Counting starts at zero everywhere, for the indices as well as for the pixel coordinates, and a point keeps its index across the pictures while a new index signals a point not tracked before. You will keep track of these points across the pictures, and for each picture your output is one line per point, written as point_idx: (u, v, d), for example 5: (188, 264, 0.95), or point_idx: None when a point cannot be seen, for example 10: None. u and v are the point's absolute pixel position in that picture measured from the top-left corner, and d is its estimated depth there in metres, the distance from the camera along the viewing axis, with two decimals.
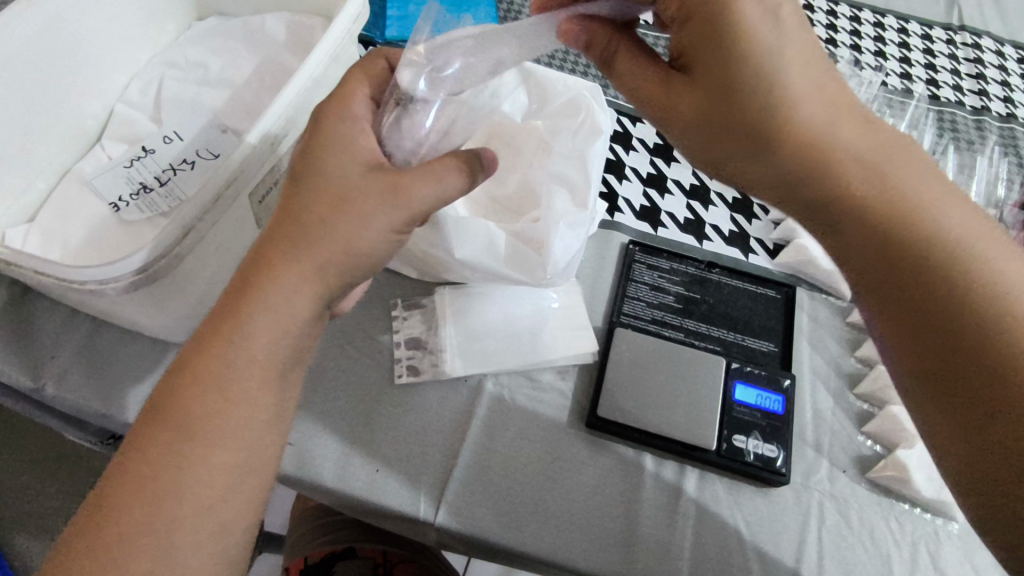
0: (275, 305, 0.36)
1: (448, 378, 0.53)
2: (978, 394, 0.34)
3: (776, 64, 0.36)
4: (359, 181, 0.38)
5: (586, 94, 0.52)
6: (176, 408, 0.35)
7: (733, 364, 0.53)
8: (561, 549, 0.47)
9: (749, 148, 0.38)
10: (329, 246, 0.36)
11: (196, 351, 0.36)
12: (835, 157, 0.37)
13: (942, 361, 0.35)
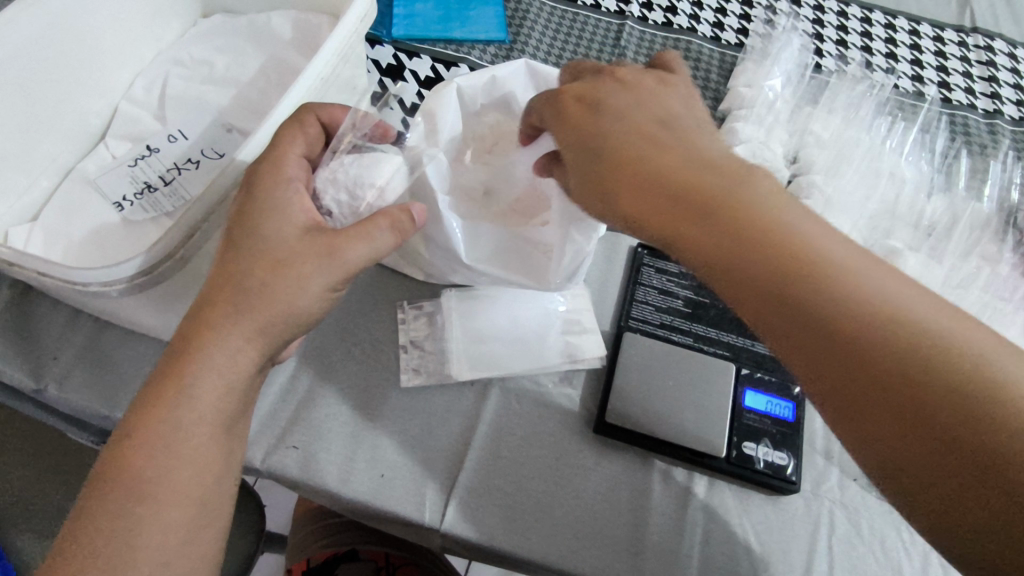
0: (216, 365, 0.38)
1: (454, 381, 0.52)
2: (914, 412, 0.28)
3: (615, 121, 0.42)
4: (296, 245, 0.40)
5: None
6: (125, 473, 0.36)
7: (743, 370, 0.53)
8: (568, 557, 0.46)
9: (668, 201, 0.36)
10: (266, 308, 0.39)
11: (140, 415, 0.37)
12: (693, 181, 0.36)
13: (867, 395, 0.29)
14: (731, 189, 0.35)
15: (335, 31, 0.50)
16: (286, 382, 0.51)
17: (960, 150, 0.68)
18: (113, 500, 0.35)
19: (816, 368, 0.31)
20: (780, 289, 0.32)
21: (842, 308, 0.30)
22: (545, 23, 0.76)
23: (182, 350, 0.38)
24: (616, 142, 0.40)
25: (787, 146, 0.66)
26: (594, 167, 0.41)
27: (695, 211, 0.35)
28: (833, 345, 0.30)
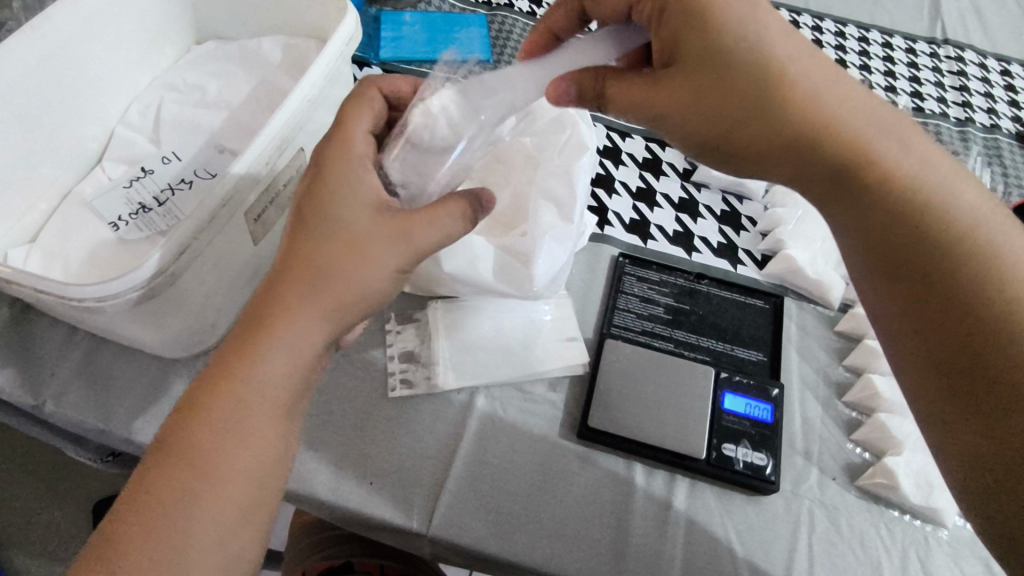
0: (289, 342, 0.39)
1: (440, 391, 0.54)
2: (950, 328, 0.36)
3: (789, 59, 0.39)
4: (369, 228, 0.40)
5: (571, 110, 0.53)
6: (190, 447, 0.37)
7: (722, 374, 0.54)
8: (553, 559, 0.47)
9: (743, 105, 0.39)
10: (340, 287, 0.40)
11: (210, 389, 0.38)
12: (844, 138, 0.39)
13: (922, 294, 0.37)
14: (812, 93, 0.39)
15: (321, 58, 0.53)
16: None
17: None
18: (175, 471, 0.37)
19: (889, 275, 0.39)
20: (895, 219, 0.38)
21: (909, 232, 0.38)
22: None
23: (255, 330, 0.39)
24: (789, 67, 0.39)
25: None
26: (692, 97, 0.40)
27: (777, 111, 0.39)
28: (914, 265, 0.38)
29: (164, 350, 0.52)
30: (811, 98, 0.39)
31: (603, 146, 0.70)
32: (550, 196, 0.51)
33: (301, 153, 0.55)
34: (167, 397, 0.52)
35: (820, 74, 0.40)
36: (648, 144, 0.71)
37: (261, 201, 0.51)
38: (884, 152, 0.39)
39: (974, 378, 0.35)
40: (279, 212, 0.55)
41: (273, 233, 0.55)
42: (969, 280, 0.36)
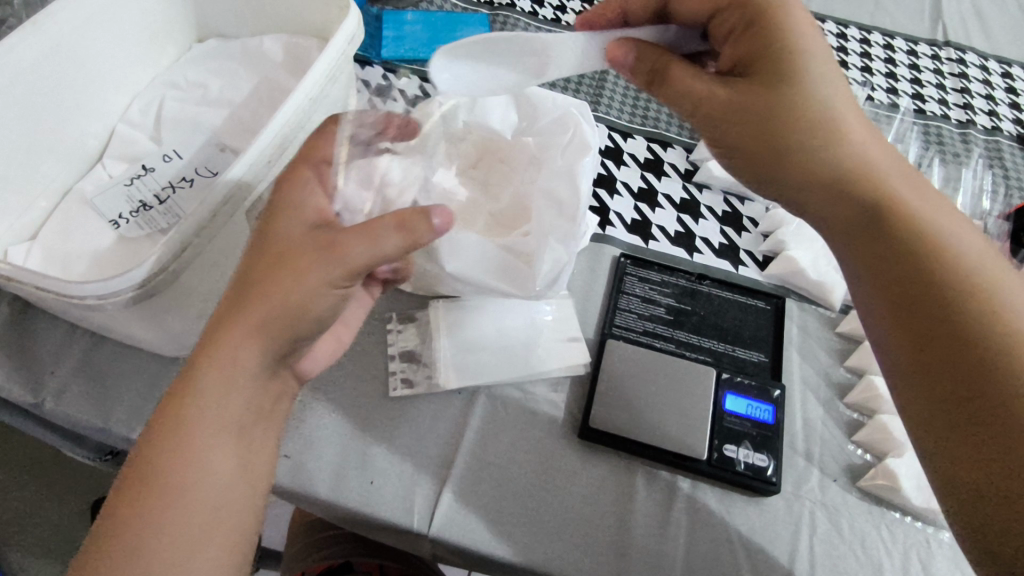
0: (223, 362, 0.38)
1: (441, 390, 0.53)
2: (952, 356, 0.37)
3: (839, 98, 0.45)
4: (302, 242, 0.40)
5: (572, 112, 0.53)
6: (136, 475, 0.36)
7: (724, 375, 0.54)
8: (553, 560, 0.47)
9: (787, 128, 0.44)
10: (269, 305, 0.38)
11: (158, 415, 0.38)
12: (863, 165, 0.44)
13: (925, 321, 0.38)
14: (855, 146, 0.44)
15: (322, 56, 0.53)
16: None
17: (934, 158, 0.70)
18: (123, 497, 0.36)
19: (890, 303, 0.40)
20: (913, 270, 0.40)
21: (916, 266, 0.40)
22: None
23: (198, 354, 0.39)
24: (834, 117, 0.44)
25: None
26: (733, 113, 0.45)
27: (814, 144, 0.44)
28: (913, 289, 0.39)
29: (164, 348, 0.52)
30: (853, 145, 0.44)
31: (605, 146, 0.70)
32: (550, 196, 0.51)
33: (302, 151, 0.55)
34: (166, 395, 0.52)
35: (854, 115, 0.45)
36: (650, 144, 0.71)
37: (263, 200, 0.51)
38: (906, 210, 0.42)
39: (978, 410, 0.35)
40: None
41: None
42: (980, 311, 0.37)
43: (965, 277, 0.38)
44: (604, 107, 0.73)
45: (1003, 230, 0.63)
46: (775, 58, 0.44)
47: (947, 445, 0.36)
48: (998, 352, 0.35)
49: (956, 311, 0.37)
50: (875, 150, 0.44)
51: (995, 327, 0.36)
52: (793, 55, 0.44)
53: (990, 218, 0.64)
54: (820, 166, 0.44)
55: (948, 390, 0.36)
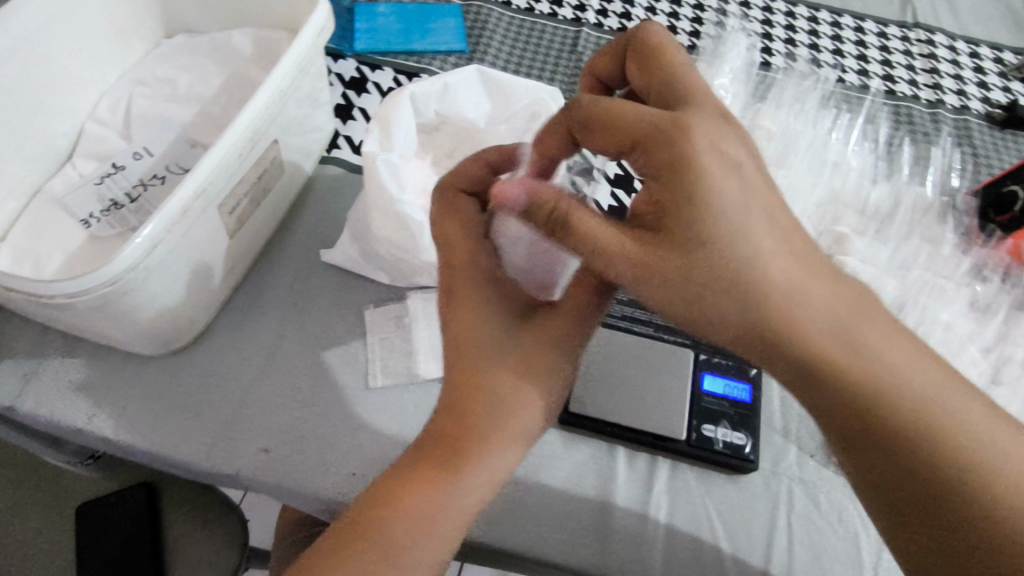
0: (496, 464, 0.45)
1: (421, 380, 0.54)
2: (924, 490, 0.35)
3: (731, 208, 0.35)
4: (540, 346, 0.46)
5: (545, 97, 0.52)
6: (375, 532, 0.43)
7: (701, 356, 0.54)
8: (536, 544, 0.48)
9: (729, 299, 0.34)
10: (499, 431, 0.45)
11: (400, 480, 0.44)
12: (763, 285, 0.34)
13: (905, 481, 0.35)
14: (784, 287, 0.34)
15: (291, 48, 0.52)
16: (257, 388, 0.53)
17: (903, 138, 0.71)
18: (364, 557, 0.42)
19: (851, 433, 0.35)
20: (861, 423, 0.35)
21: (875, 413, 0.35)
22: (503, 31, 0.79)
23: (450, 435, 0.44)
24: (752, 279, 0.34)
25: None
26: (688, 290, 0.35)
27: (754, 304, 0.34)
28: (878, 436, 0.35)
29: (142, 347, 0.51)
30: (768, 284, 0.34)
31: None
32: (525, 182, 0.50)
33: (275, 145, 0.55)
34: (145, 394, 0.52)
35: (746, 220, 0.35)
36: None
37: (235, 196, 0.51)
38: (875, 356, 0.34)
39: (942, 516, 0.35)
40: (254, 206, 0.55)
41: (248, 226, 0.55)
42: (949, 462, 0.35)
43: (919, 399, 0.35)
44: (579, 95, 0.73)
45: (971, 207, 0.64)
46: (686, 169, 0.35)
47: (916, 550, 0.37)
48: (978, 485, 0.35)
49: (924, 476, 0.35)
50: (800, 279, 0.34)
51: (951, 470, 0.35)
52: (691, 169, 0.35)
53: (959, 195, 0.65)
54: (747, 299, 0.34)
55: (932, 506, 0.35)
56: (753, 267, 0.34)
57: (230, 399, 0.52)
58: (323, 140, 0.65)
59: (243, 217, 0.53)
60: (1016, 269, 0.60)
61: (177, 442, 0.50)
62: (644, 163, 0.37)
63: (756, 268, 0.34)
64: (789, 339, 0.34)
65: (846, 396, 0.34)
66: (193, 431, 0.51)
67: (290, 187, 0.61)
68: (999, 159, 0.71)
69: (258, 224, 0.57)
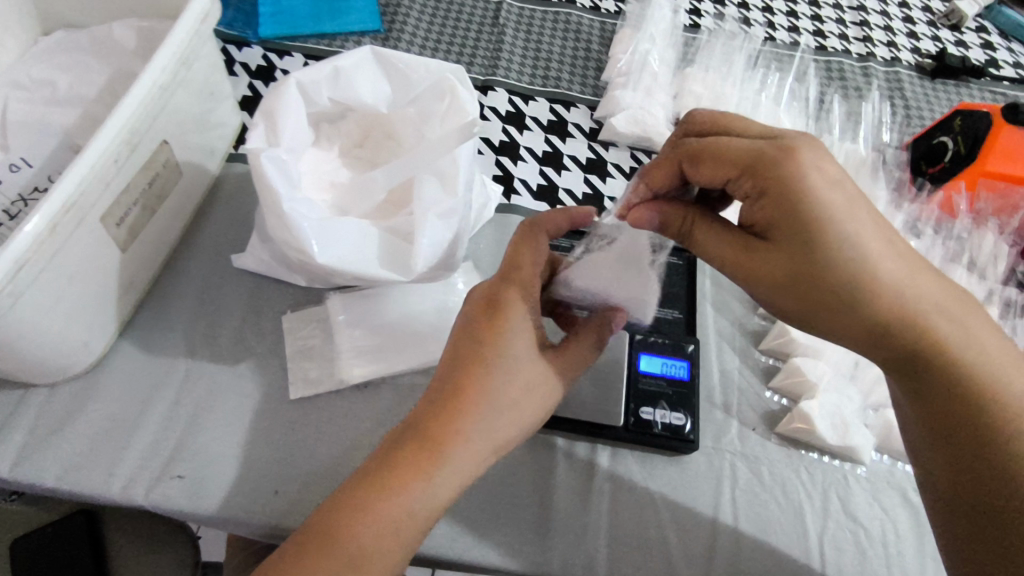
0: (459, 469, 0.38)
1: (345, 386, 0.51)
2: (988, 469, 0.37)
3: (855, 222, 0.38)
4: (538, 368, 0.41)
5: (450, 77, 0.47)
6: (341, 534, 0.35)
7: (637, 337, 0.53)
8: (474, 548, 0.45)
9: (813, 299, 0.40)
10: (492, 435, 0.39)
11: (379, 471, 0.37)
12: (891, 288, 0.38)
13: (961, 443, 0.38)
14: (876, 276, 0.38)
15: (168, 37, 0.48)
16: (167, 410, 0.49)
17: (835, 95, 0.69)
18: (324, 558, 0.35)
19: (936, 405, 0.39)
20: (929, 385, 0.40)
21: (957, 387, 0.39)
22: (420, 8, 0.74)
23: (431, 428, 0.38)
24: (864, 275, 0.38)
25: (668, 110, 0.66)
26: (787, 282, 0.40)
27: (852, 300, 0.39)
28: (948, 405, 0.39)
29: (31, 377, 0.47)
30: (886, 278, 0.38)
31: (505, 111, 0.67)
32: (431, 167, 0.46)
33: (165, 145, 0.50)
34: (39, 427, 0.47)
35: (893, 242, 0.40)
36: (553, 105, 0.68)
37: (121, 204, 0.46)
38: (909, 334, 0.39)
39: (978, 473, 0.38)
40: (149, 214, 0.51)
41: (143, 236, 0.51)
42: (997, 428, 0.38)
43: (950, 365, 0.39)
44: (502, 71, 0.70)
45: (903, 161, 0.63)
46: (789, 196, 0.38)
47: (959, 517, 0.39)
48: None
49: (1000, 440, 0.37)
50: (914, 278, 0.39)
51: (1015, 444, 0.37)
52: (798, 197, 0.38)
53: (890, 150, 0.64)
54: (850, 290, 0.38)
55: (967, 478, 0.38)
56: (858, 268, 0.38)
57: (137, 424, 0.48)
58: (228, 136, 0.61)
59: (135, 226, 0.49)
60: (948, 221, 0.59)
61: (77, 477, 0.46)
62: (750, 187, 0.40)
63: (864, 267, 0.38)
64: (862, 306, 0.39)
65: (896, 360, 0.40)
66: (94, 463, 0.46)
67: (192, 190, 0.56)
68: (930, 109, 0.70)
69: (157, 233, 0.53)
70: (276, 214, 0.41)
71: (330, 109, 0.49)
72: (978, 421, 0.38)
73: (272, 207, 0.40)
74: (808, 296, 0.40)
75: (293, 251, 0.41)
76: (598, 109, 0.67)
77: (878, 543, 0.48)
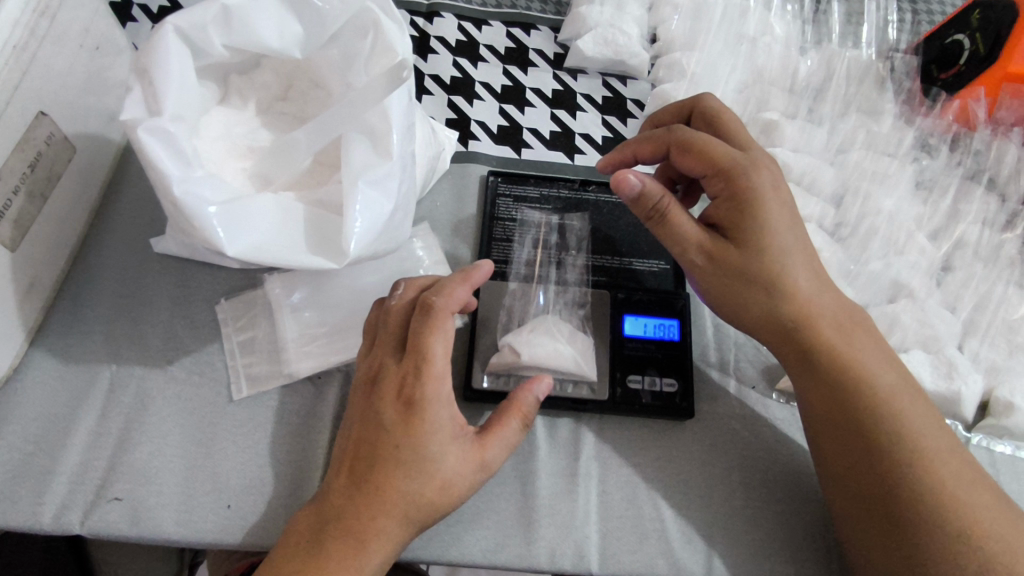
0: (386, 550, 0.38)
1: (295, 380, 0.45)
2: (874, 507, 0.37)
3: (789, 237, 0.40)
4: (458, 451, 0.40)
5: (370, 5, 0.38)
6: None
7: (619, 296, 0.47)
8: (453, 546, 0.41)
9: (760, 290, 0.39)
10: (413, 520, 0.38)
11: (302, 561, 0.37)
12: (814, 307, 0.39)
13: (859, 480, 0.37)
14: (803, 287, 0.40)
15: None
16: (96, 425, 0.43)
17: None
18: None
19: (863, 461, 0.37)
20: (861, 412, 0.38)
21: (866, 421, 0.37)
22: None
23: (350, 513, 0.38)
24: (805, 294, 0.39)
25: (642, 25, 0.57)
26: (729, 270, 0.40)
27: (781, 299, 0.39)
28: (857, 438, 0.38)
29: None
30: (822, 302, 0.40)
31: (455, 41, 0.58)
32: (360, 124, 0.38)
33: (43, 117, 0.42)
34: None
35: (835, 304, 0.40)
36: (510, 29, 0.59)
37: None
38: (845, 364, 0.39)
39: (910, 535, 0.35)
40: (38, 202, 0.43)
41: (36, 229, 0.43)
42: (904, 464, 0.36)
43: (896, 403, 0.38)
44: None
45: (911, 66, 0.55)
46: (742, 198, 0.39)
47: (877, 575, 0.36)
48: (924, 492, 0.35)
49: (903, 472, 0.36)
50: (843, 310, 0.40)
51: (930, 480, 0.36)
52: (751, 212, 0.39)
53: (897, 55, 0.56)
54: (777, 296, 0.39)
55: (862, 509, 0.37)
56: (783, 274, 0.39)
57: (62, 444, 0.42)
58: None
59: (21, 219, 0.42)
60: (965, 134, 0.52)
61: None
62: (720, 188, 0.41)
63: (790, 276, 0.39)
64: (788, 300, 0.39)
65: (837, 382, 0.39)
66: (17, 492, 0.41)
67: (93, 166, 0.48)
68: (939, 2, 0.61)
69: (55, 224, 0.45)
70: (170, 197, 0.33)
71: (233, 59, 0.41)
72: (886, 459, 0.37)
73: (162, 189, 0.33)
74: (764, 311, 0.40)
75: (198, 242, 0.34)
76: (562, 30, 0.58)
77: None
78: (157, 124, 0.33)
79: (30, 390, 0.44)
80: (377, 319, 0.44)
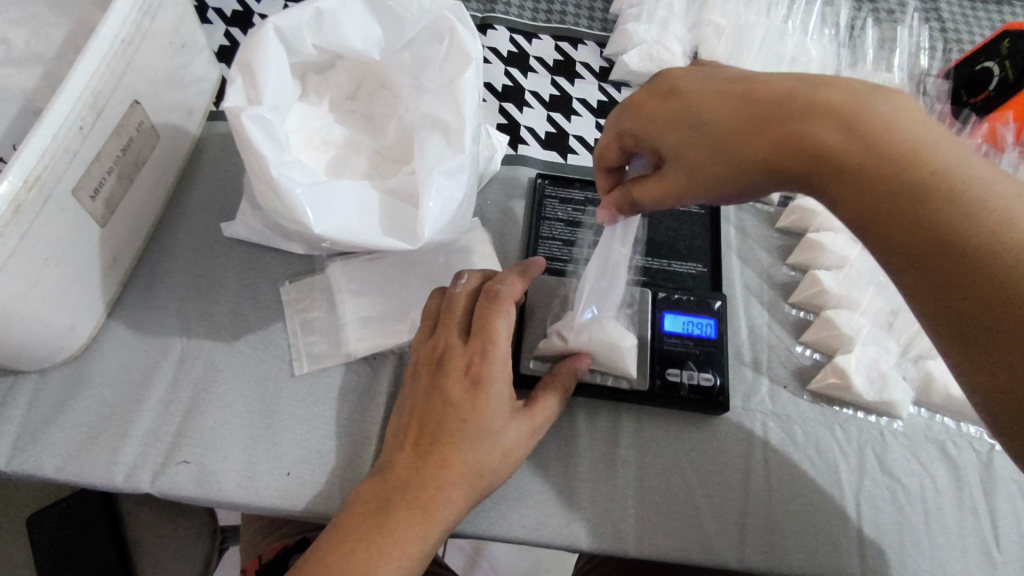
0: (450, 516, 0.40)
1: (352, 359, 0.48)
2: (963, 267, 0.28)
3: (700, 112, 0.35)
4: (513, 427, 0.42)
5: (447, 14, 0.42)
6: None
7: (660, 295, 0.50)
8: (497, 522, 0.43)
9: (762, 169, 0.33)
10: (473, 490, 0.40)
11: (371, 527, 0.39)
12: (815, 133, 0.31)
13: (921, 245, 0.29)
14: (769, 116, 0.33)
15: None
16: (167, 393, 0.46)
17: (866, 20, 0.64)
18: None
19: (964, 290, 0.28)
20: (920, 223, 0.29)
21: (941, 219, 0.28)
22: None
23: (417, 482, 0.40)
24: (790, 110, 0.32)
25: (685, 43, 0.61)
26: (708, 170, 0.35)
27: (763, 157, 0.33)
28: (899, 218, 0.29)
29: (15, 365, 0.43)
30: (806, 134, 0.32)
31: (507, 52, 0.61)
32: (433, 121, 0.41)
33: (136, 106, 0.45)
34: (32, 415, 0.44)
35: (818, 127, 0.31)
36: (559, 43, 0.62)
37: (93, 174, 0.42)
38: (914, 175, 0.29)
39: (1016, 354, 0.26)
40: (126, 183, 0.46)
41: (122, 209, 0.47)
42: (973, 200, 0.28)
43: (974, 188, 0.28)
44: (503, 8, 0.64)
45: (942, 89, 0.58)
46: (654, 120, 0.37)
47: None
48: (930, 191, 0.29)
49: (952, 221, 0.28)
50: (846, 116, 0.31)
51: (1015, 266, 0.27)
52: (692, 122, 0.35)
53: (928, 79, 0.59)
54: (786, 153, 0.32)
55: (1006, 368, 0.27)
56: (798, 134, 0.32)
57: (135, 410, 0.45)
58: (208, 92, 0.56)
59: (110, 198, 0.45)
60: None
61: (77, 466, 0.43)
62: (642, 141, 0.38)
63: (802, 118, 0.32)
64: (792, 152, 0.32)
65: (913, 205, 0.29)
66: (94, 451, 0.44)
67: (173, 154, 0.52)
68: (969, 31, 0.64)
69: (137, 206, 0.49)
70: (266, 179, 0.37)
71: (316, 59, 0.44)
72: (922, 214, 0.29)
73: (260, 171, 0.37)
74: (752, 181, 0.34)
75: (288, 220, 0.38)
76: (609, 45, 0.62)
77: (916, 501, 0.46)
78: (257, 112, 0.37)
79: (108, 359, 0.47)
80: (437, 306, 0.46)
